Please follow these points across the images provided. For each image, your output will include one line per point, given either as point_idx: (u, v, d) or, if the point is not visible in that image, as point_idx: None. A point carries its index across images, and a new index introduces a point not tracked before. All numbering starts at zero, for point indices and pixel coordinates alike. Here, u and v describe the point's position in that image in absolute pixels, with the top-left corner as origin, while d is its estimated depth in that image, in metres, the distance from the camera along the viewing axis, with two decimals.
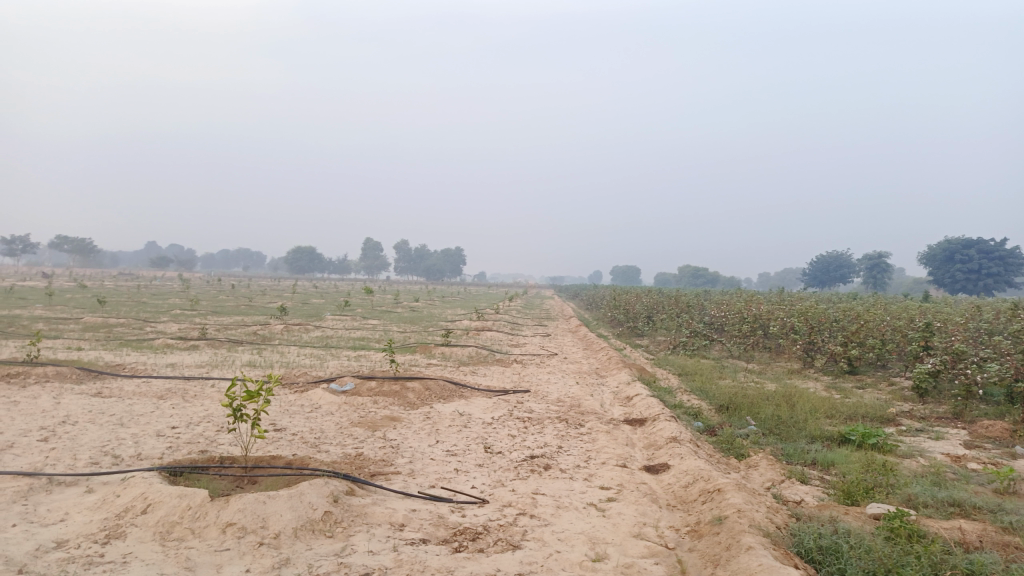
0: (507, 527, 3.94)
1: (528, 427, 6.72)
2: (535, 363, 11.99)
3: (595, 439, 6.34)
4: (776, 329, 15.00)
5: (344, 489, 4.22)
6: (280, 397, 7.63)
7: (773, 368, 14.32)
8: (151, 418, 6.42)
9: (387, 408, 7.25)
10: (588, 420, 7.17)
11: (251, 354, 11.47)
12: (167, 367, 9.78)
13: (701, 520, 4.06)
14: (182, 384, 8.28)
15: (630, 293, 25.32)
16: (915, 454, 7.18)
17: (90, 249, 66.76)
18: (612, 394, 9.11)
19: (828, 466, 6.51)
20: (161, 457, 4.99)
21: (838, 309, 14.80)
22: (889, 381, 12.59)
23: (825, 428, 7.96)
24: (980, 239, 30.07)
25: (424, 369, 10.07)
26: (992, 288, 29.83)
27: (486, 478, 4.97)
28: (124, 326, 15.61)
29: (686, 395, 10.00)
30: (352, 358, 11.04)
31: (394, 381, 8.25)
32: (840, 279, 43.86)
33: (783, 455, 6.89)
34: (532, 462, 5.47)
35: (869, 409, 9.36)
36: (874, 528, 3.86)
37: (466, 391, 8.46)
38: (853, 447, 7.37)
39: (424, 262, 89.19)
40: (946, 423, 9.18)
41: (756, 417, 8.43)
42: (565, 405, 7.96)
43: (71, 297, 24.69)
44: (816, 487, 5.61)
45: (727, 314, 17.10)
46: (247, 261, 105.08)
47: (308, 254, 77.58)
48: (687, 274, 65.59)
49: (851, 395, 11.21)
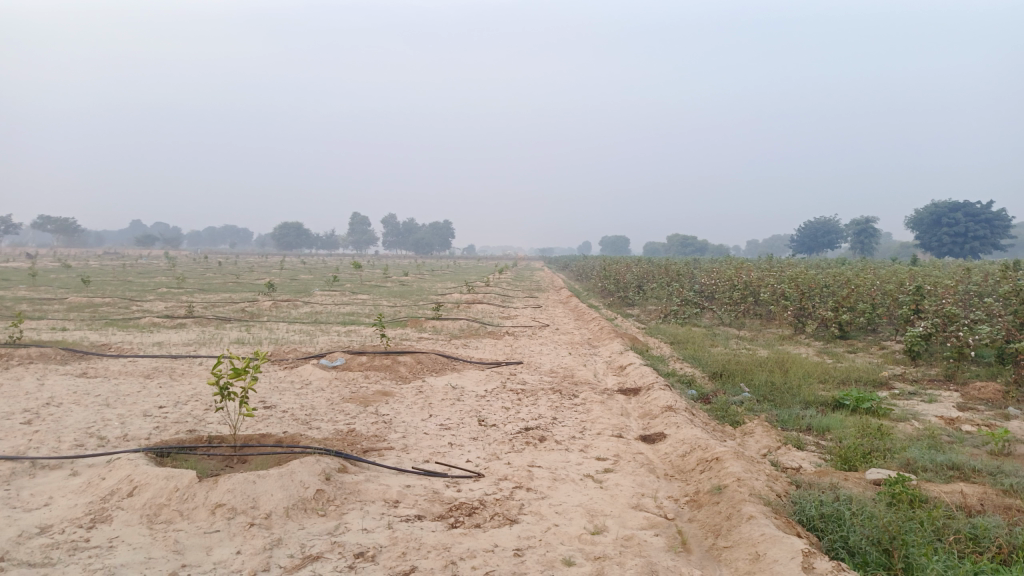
0: (504, 501, 3.86)
1: (522, 399, 6.65)
2: (526, 334, 11.92)
3: (590, 409, 6.27)
4: (767, 296, 14.99)
5: (336, 466, 4.12)
6: (269, 374, 7.52)
7: (764, 334, 14.33)
8: (138, 398, 6.31)
9: (378, 383, 7.16)
10: (582, 391, 7.11)
11: (239, 331, 11.35)
12: (154, 346, 9.65)
13: (700, 489, 4.00)
14: (169, 363, 8.15)
15: (620, 263, 25.24)
16: (909, 417, 7.18)
17: (74, 229, 66.05)
18: (605, 364, 9.05)
19: (823, 431, 6.49)
20: (148, 438, 4.89)
21: (829, 275, 14.78)
22: (880, 345, 12.62)
23: (819, 393, 7.94)
24: (967, 203, 30.12)
25: (416, 342, 9.98)
26: (978, 252, 29.94)
27: (480, 452, 4.90)
28: (110, 305, 15.41)
29: (679, 363, 9.97)
30: (341, 333, 10.94)
31: (385, 355, 8.15)
32: (828, 245, 43.95)
33: (777, 422, 6.87)
34: (527, 434, 5.39)
35: (861, 373, 9.37)
36: (875, 493, 3.82)
37: (458, 363, 8.38)
38: (848, 411, 7.36)
39: (412, 236, 88.77)
40: (938, 386, 9.20)
41: (750, 384, 8.41)
42: (559, 376, 7.90)
43: (55, 277, 24.39)
44: (812, 453, 5.59)
45: (717, 282, 17.07)
46: (234, 238, 104.28)
47: (294, 230, 76.98)
48: (676, 243, 65.57)
49: (843, 360, 11.22)
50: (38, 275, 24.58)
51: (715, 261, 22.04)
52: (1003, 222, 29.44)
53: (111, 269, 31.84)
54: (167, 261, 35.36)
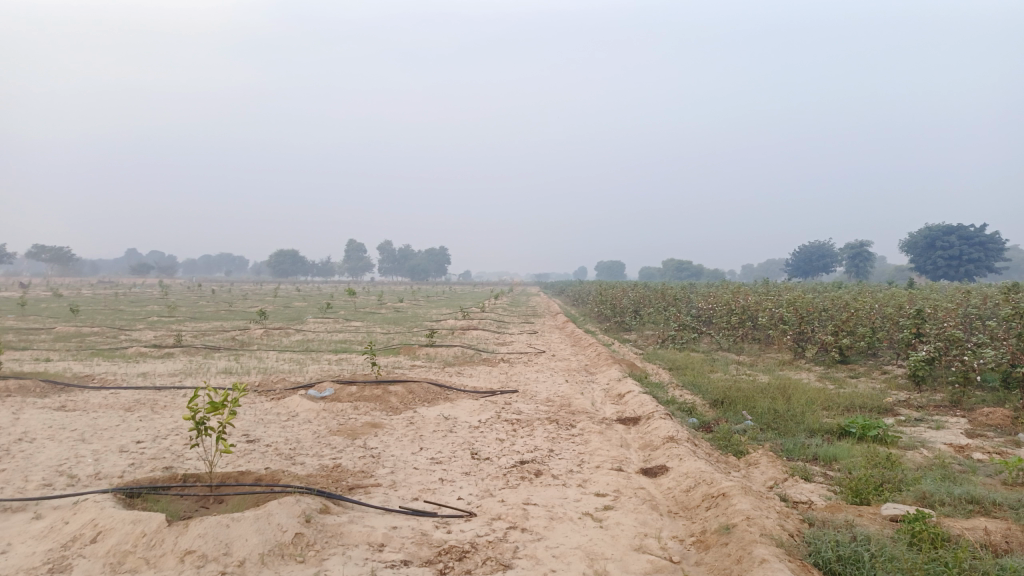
0: (497, 544, 3.61)
1: (517, 430, 6.39)
2: (522, 361, 11.67)
3: (587, 440, 6.02)
4: (766, 320, 14.80)
5: (318, 506, 3.86)
6: (255, 405, 7.25)
7: (764, 359, 14.11)
8: (116, 432, 6.04)
9: (368, 414, 6.89)
10: (580, 421, 6.85)
11: (228, 360, 11.07)
12: (139, 377, 9.37)
13: (707, 529, 3.75)
14: (152, 394, 7.88)
15: (616, 288, 25.05)
16: (917, 446, 6.94)
17: (68, 257, 65.79)
18: (603, 392, 8.80)
19: (830, 461, 6.26)
20: (122, 476, 4.62)
21: (828, 298, 14.60)
22: (883, 369, 12.39)
23: (824, 420, 7.71)
24: (960, 226, 30.11)
25: (408, 371, 9.72)
26: (974, 274, 29.81)
27: (473, 488, 4.63)
28: (97, 334, 15.11)
29: (679, 390, 9.73)
30: (332, 362, 10.66)
31: (376, 385, 7.89)
32: (823, 269, 43.88)
33: (782, 451, 6.62)
34: (522, 468, 5.14)
35: (866, 400, 9.13)
36: (894, 532, 3.57)
37: (451, 393, 8.13)
38: (854, 440, 7.13)
39: (408, 263, 88.64)
40: (945, 412, 8.96)
41: (752, 411, 8.17)
42: (555, 405, 7.64)
43: (44, 306, 24.11)
44: (822, 486, 5.34)
45: (714, 306, 16.88)
46: (228, 266, 104.06)
47: (289, 257, 76.80)
48: (671, 267, 65.46)
49: (846, 385, 10.98)
50: (27, 304, 24.28)
51: (711, 285, 21.87)
52: (996, 245, 29.38)
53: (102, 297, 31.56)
54: (160, 288, 35.10)
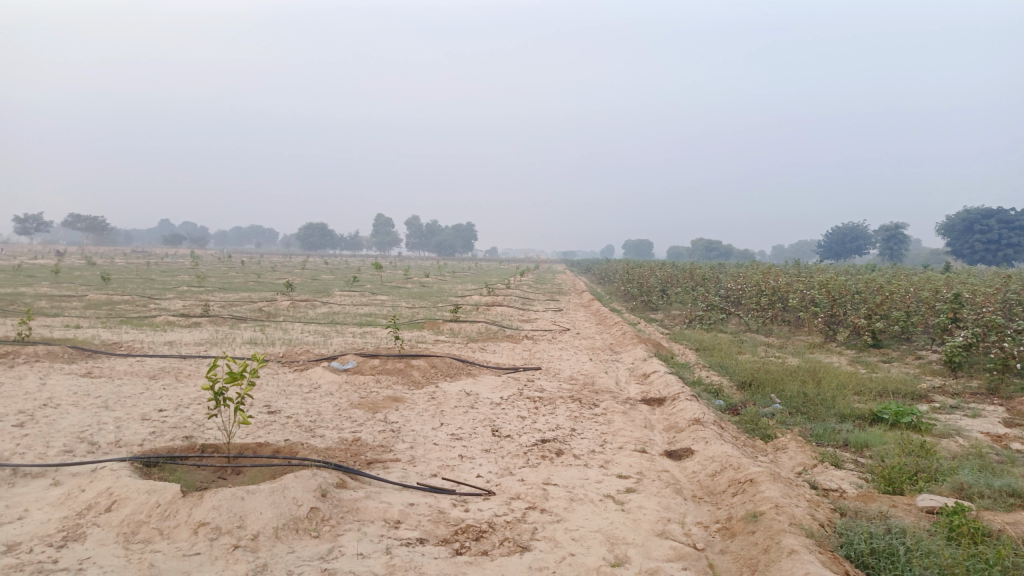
0: (515, 525, 3.52)
1: (539, 408, 6.29)
2: (546, 338, 11.57)
3: (611, 420, 5.90)
4: (796, 302, 14.50)
5: (334, 481, 3.80)
6: (278, 376, 7.24)
7: (794, 342, 13.84)
8: (139, 400, 6.06)
9: (389, 388, 6.84)
10: (603, 400, 6.74)
11: (253, 331, 11.12)
12: (166, 345, 9.45)
13: (733, 516, 3.62)
14: (177, 363, 7.92)
15: (643, 266, 24.79)
16: (952, 434, 6.73)
17: (103, 227, 66.90)
18: (628, 371, 8.67)
19: (862, 448, 6.09)
20: (141, 444, 4.61)
21: (861, 281, 14.25)
22: (917, 354, 12.08)
23: (855, 405, 7.51)
24: (1000, 209, 29.25)
25: (432, 345, 9.68)
26: (1013, 259, 28.99)
27: (493, 466, 4.55)
28: (127, 303, 15.29)
29: (705, 371, 9.56)
30: (356, 335, 10.65)
31: (398, 359, 7.84)
32: (856, 251, 43.01)
33: (811, 436, 6.46)
34: (543, 446, 5.04)
35: (899, 386, 8.88)
36: (931, 525, 3.41)
37: (474, 368, 8.06)
38: (886, 426, 6.92)
39: (435, 238, 88.77)
40: (982, 400, 8.69)
41: (781, 394, 7.98)
42: (579, 383, 7.53)
43: (78, 275, 24.56)
44: (852, 474, 5.18)
45: (744, 286, 16.58)
46: (258, 238, 105.20)
47: (319, 230, 77.36)
48: (700, 247, 64.74)
49: (878, 370, 10.72)
50: (64, 272, 24.74)
51: (740, 266, 21.50)
52: None
53: (135, 267, 32.01)
54: (191, 258, 35.51)
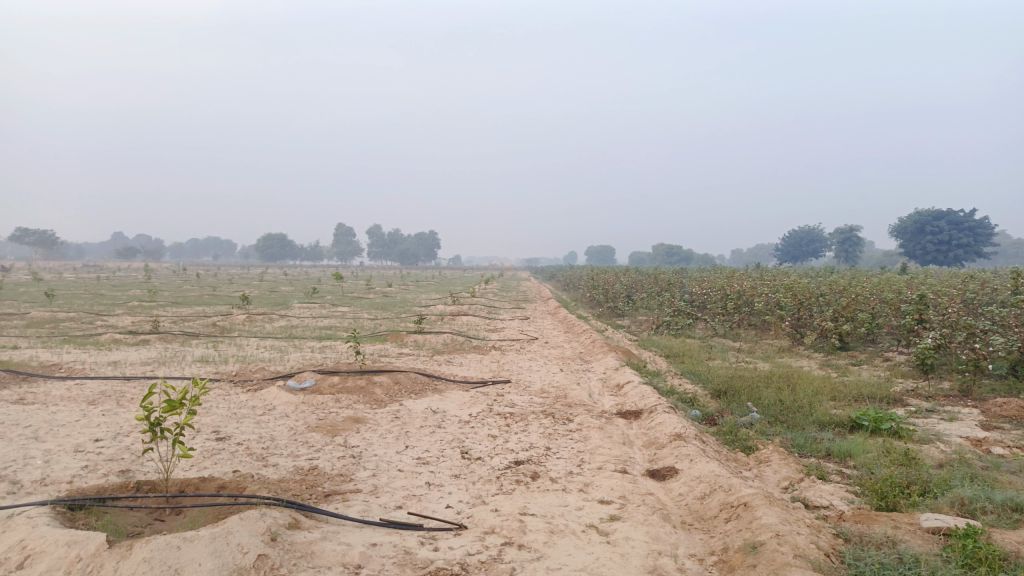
0: (491, 566, 3.15)
1: (510, 425, 5.94)
2: (514, 349, 11.22)
3: (587, 437, 5.56)
4: (762, 305, 14.40)
5: (285, 521, 3.38)
6: (229, 398, 6.75)
7: (762, 346, 13.72)
8: (73, 430, 5.54)
9: (350, 408, 6.41)
10: (577, 415, 6.40)
11: (206, 347, 10.55)
12: (109, 366, 8.85)
13: (729, 546, 3.32)
14: (120, 386, 7.36)
15: (608, 272, 24.65)
16: (934, 439, 6.56)
17: (52, 241, 64.64)
18: (600, 382, 8.35)
19: (845, 458, 5.87)
20: (71, 482, 4.13)
21: (826, 283, 14.20)
22: (885, 356, 12.02)
23: (833, 412, 7.31)
24: (950, 211, 29.84)
25: (395, 359, 9.25)
26: (963, 259, 29.58)
27: (463, 495, 4.17)
28: (72, 320, 14.50)
29: (678, 379, 9.31)
30: (315, 350, 10.16)
31: (359, 376, 7.41)
32: (813, 254, 43.60)
33: (792, 447, 6.23)
34: (517, 469, 4.68)
35: (872, 390, 8.73)
36: (944, 550, 3.14)
37: (440, 383, 7.66)
38: (866, 433, 6.73)
39: (397, 247, 87.90)
40: (956, 403, 8.57)
41: (758, 402, 7.75)
42: (550, 397, 7.20)
43: (23, 290, 23.50)
44: (842, 489, 4.93)
45: (709, 291, 16.46)
46: (215, 250, 103.18)
47: (279, 241, 75.99)
48: (661, 253, 65.16)
49: (849, 374, 10.59)
50: (6, 289, 23.49)
51: (703, 270, 21.44)
52: (986, 230, 29.15)
53: (83, 281, 30.74)
54: (144, 270, 34.15)
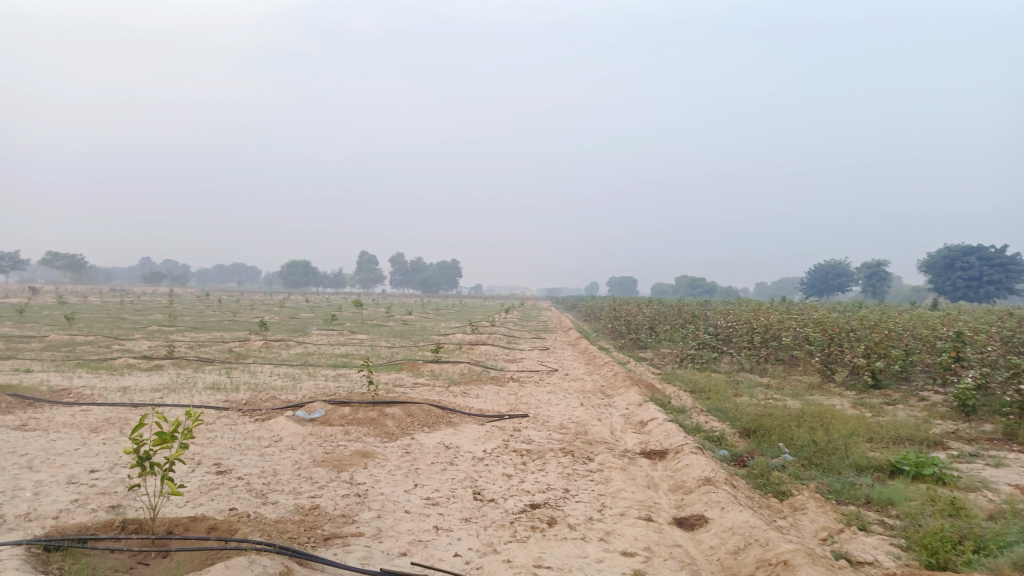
0: None
1: (527, 463, 5.61)
2: (533, 381, 10.89)
3: (608, 479, 5.21)
4: (790, 340, 13.94)
5: (276, 570, 3.08)
6: (235, 427, 6.49)
7: (791, 382, 13.23)
8: (70, 460, 5.29)
9: (359, 441, 6.12)
10: (597, 453, 6.05)
11: (219, 374, 10.34)
12: (118, 391, 8.65)
13: None
14: (126, 413, 7.14)
15: (630, 303, 24.25)
16: (980, 487, 6.12)
17: (80, 266, 65.38)
18: (622, 418, 7.98)
19: (887, 506, 5.46)
20: (56, 518, 3.87)
21: (857, 317, 13.72)
22: (920, 396, 11.50)
23: (871, 455, 6.88)
24: (980, 246, 29.14)
25: (410, 390, 8.96)
26: (994, 296, 28.81)
27: (473, 542, 3.85)
28: (88, 344, 14.37)
29: (703, 417, 8.90)
30: (329, 378, 9.90)
31: (371, 407, 7.13)
32: (839, 288, 42.86)
33: (828, 492, 5.82)
34: (533, 514, 4.34)
35: (911, 432, 8.27)
36: None
37: (455, 416, 7.35)
38: (907, 479, 6.30)
39: (419, 276, 88.05)
40: (1001, 447, 8.07)
41: (789, 443, 7.35)
42: (570, 433, 6.85)
43: (46, 314, 23.47)
44: (887, 542, 4.54)
45: (734, 324, 16.02)
46: (240, 276, 104.11)
47: (303, 268, 76.42)
48: (683, 285, 64.50)
49: (884, 413, 10.10)
50: (29, 312, 23.46)
51: (727, 303, 21.00)
52: (1018, 266, 28.41)
53: (107, 305, 30.88)
54: (167, 294, 34.22)
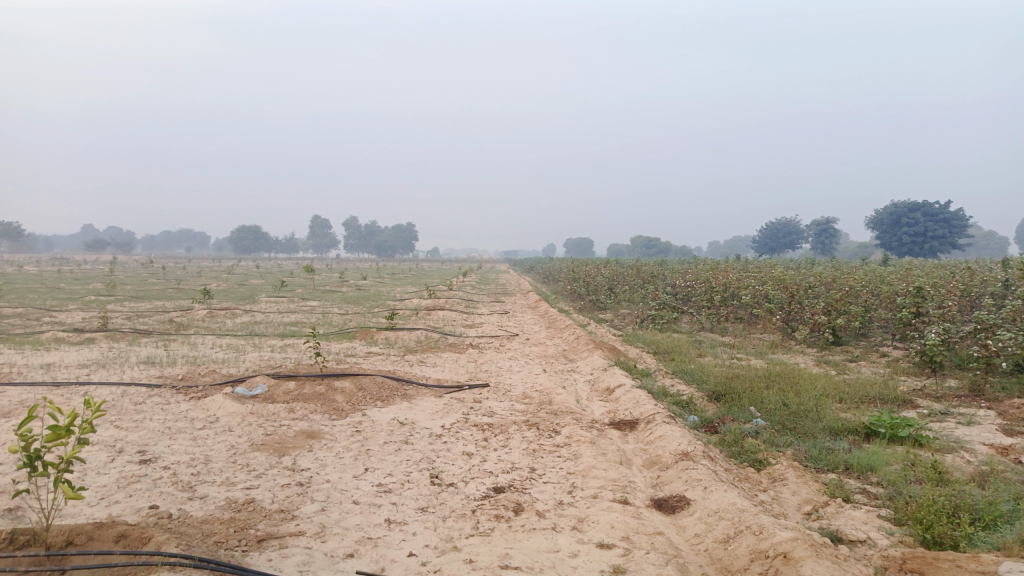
0: None
1: (489, 440, 5.17)
2: (492, 347, 10.43)
3: (577, 454, 4.81)
4: (750, 299, 13.73)
5: None
6: (167, 408, 5.90)
7: (752, 341, 13.04)
8: None
9: (304, 420, 5.59)
10: (564, 425, 5.65)
11: (155, 347, 9.64)
12: (41, 369, 7.91)
13: None
14: (45, 395, 6.45)
15: (588, 264, 23.91)
16: (958, 448, 5.90)
17: (17, 233, 62.35)
18: (588, 385, 7.59)
19: (868, 472, 5.19)
20: None
21: (816, 274, 13.57)
22: (881, 352, 11.40)
23: (844, 417, 6.63)
24: (925, 202, 29.47)
25: (362, 360, 8.42)
26: (938, 252, 29.28)
27: (430, 537, 3.40)
28: (16, 317, 13.39)
29: (669, 380, 8.57)
30: (276, 349, 9.28)
31: (319, 382, 6.59)
32: (790, 245, 43.24)
33: (806, 459, 5.53)
34: (497, 500, 3.91)
35: (880, 391, 8.06)
36: None
37: (410, 389, 6.87)
38: (883, 442, 6.05)
39: (373, 240, 86.50)
40: (969, 404, 7.92)
41: (760, 405, 7.06)
42: (534, 403, 6.43)
43: None
44: (877, 515, 4.23)
45: (693, 283, 15.78)
46: (186, 242, 101.02)
47: (253, 234, 74.37)
48: (638, 245, 64.64)
49: (848, 372, 9.93)
50: None
51: (685, 262, 20.75)
52: (961, 221, 28.86)
53: (45, 276, 29.21)
54: (108, 262, 32.80)
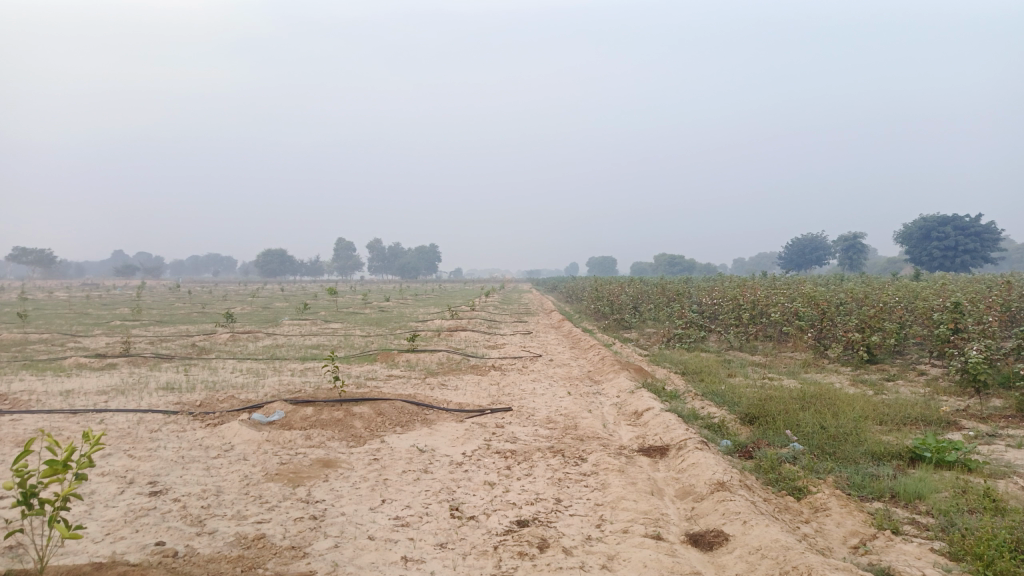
0: None
1: (513, 468, 4.94)
2: (515, 368, 10.21)
3: (605, 484, 4.56)
4: (779, 316, 13.37)
5: None
6: (182, 436, 5.74)
7: (782, 360, 12.67)
8: None
9: (321, 448, 5.40)
10: (591, 451, 5.40)
11: (175, 372, 9.55)
12: (60, 396, 7.82)
13: None
14: (61, 423, 6.34)
15: (611, 283, 23.64)
16: (1009, 472, 5.56)
17: (49, 258, 63.51)
18: (615, 408, 7.33)
19: (916, 499, 4.87)
20: None
21: (847, 290, 13.19)
22: (918, 370, 10.98)
23: (885, 440, 6.29)
24: (955, 216, 28.82)
25: (382, 383, 8.24)
26: (970, 266, 28.56)
27: None
28: (41, 343, 13.43)
29: (698, 401, 8.27)
30: (296, 373, 9.14)
31: (337, 407, 6.42)
32: (817, 261, 42.56)
33: (849, 486, 5.21)
34: (521, 534, 3.67)
35: (921, 412, 7.70)
36: None
37: (431, 413, 6.66)
38: (930, 466, 5.71)
39: (397, 261, 86.88)
40: (1016, 425, 7.53)
41: (795, 428, 6.75)
42: (559, 428, 6.18)
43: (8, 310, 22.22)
44: (931, 549, 3.93)
45: (720, 301, 15.44)
46: (214, 267, 102.34)
47: (279, 257, 75.07)
48: (662, 263, 64.09)
49: (885, 391, 9.55)
50: None
51: (711, 280, 20.37)
52: (993, 234, 28.16)
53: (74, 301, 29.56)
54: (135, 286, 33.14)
